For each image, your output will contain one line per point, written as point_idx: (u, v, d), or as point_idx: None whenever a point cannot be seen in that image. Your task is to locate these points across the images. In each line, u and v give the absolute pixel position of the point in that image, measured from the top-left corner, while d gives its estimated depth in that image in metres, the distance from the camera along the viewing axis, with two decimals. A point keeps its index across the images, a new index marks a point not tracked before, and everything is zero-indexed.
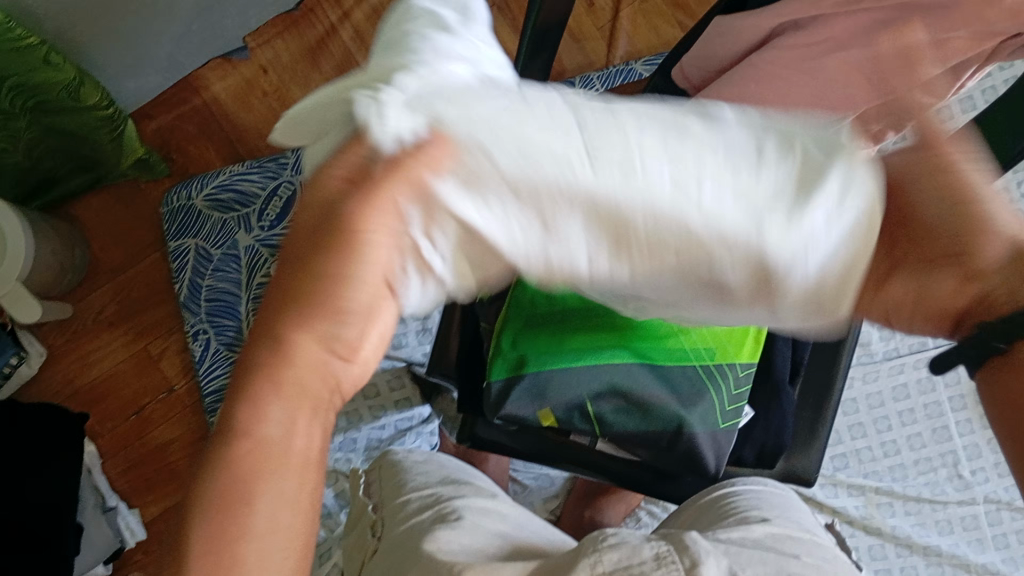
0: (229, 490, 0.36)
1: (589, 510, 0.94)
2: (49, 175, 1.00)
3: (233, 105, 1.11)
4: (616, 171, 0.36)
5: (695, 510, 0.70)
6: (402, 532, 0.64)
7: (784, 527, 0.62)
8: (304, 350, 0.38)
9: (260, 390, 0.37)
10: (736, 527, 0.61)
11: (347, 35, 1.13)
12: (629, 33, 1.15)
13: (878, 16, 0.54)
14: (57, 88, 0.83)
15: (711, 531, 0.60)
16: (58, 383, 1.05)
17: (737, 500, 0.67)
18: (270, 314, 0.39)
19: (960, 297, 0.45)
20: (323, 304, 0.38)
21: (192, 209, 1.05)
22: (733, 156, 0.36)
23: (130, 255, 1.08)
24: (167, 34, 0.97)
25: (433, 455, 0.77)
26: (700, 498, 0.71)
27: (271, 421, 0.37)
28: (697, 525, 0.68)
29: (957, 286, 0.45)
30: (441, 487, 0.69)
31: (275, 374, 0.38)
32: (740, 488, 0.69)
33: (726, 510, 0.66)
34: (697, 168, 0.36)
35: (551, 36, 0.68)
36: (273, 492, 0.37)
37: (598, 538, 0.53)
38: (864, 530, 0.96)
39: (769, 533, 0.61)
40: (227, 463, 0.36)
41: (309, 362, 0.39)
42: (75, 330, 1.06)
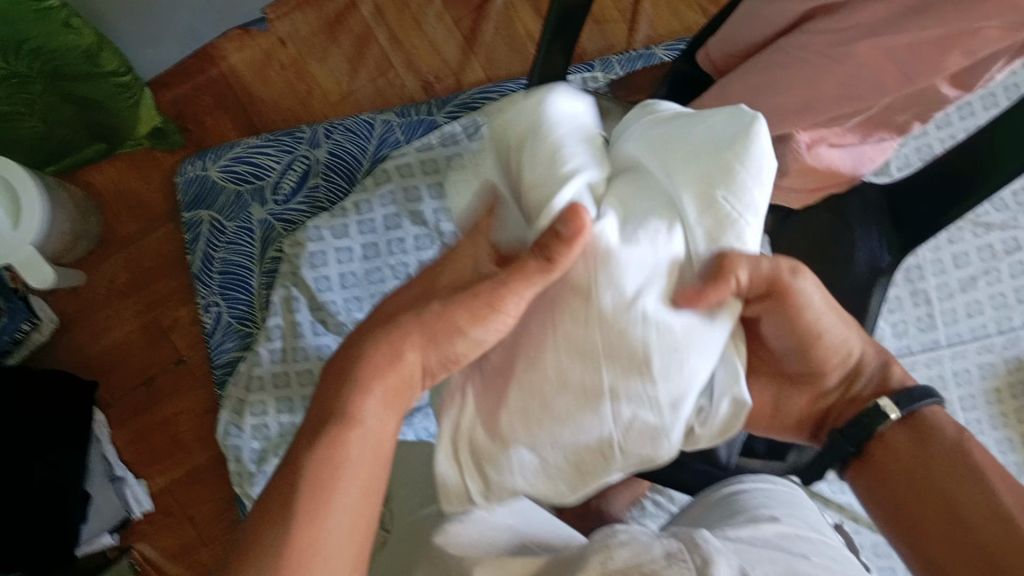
0: (322, 532, 0.41)
1: (595, 498, 0.93)
2: (65, 142, 1.00)
3: (249, 78, 1.11)
4: (608, 442, 0.45)
5: (705, 507, 0.70)
6: (416, 518, 0.64)
7: (794, 527, 0.62)
8: (410, 362, 0.45)
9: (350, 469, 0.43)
10: (746, 526, 0.61)
11: (367, 11, 1.12)
12: (650, 17, 1.14)
13: (909, 2, 0.52)
14: (76, 54, 0.83)
15: (720, 530, 0.60)
16: (69, 351, 1.05)
17: (746, 499, 0.67)
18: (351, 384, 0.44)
19: (810, 407, 0.58)
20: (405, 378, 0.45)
21: (207, 180, 1.05)
22: (645, 398, 0.44)
23: (143, 225, 1.08)
24: (187, 2, 0.97)
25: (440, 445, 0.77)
26: (709, 495, 0.71)
27: (349, 489, 0.42)
28: (707, 523, 0.67)
29: (809, 398, 0.57)
30: None
31: (358, 435, 0.43)
32: (749, 485, 0.68)
33: (736, 509, 0.66)
34: (630, 407, 0.44)
35: (574, 15, 0.67)
36: (346, 507, 0.42)
37: (608, 535, 0.53)
38: (870, 527, 0.95)
39: (779, 532, 0.60)
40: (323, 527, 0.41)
41: (375, 427, 0.44)
42: (86, 298, 1.06)
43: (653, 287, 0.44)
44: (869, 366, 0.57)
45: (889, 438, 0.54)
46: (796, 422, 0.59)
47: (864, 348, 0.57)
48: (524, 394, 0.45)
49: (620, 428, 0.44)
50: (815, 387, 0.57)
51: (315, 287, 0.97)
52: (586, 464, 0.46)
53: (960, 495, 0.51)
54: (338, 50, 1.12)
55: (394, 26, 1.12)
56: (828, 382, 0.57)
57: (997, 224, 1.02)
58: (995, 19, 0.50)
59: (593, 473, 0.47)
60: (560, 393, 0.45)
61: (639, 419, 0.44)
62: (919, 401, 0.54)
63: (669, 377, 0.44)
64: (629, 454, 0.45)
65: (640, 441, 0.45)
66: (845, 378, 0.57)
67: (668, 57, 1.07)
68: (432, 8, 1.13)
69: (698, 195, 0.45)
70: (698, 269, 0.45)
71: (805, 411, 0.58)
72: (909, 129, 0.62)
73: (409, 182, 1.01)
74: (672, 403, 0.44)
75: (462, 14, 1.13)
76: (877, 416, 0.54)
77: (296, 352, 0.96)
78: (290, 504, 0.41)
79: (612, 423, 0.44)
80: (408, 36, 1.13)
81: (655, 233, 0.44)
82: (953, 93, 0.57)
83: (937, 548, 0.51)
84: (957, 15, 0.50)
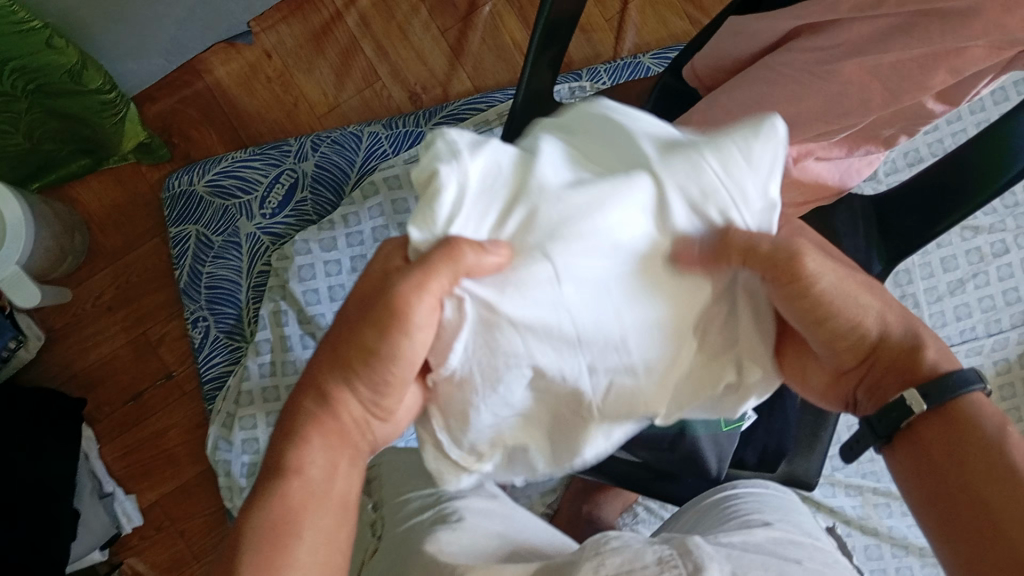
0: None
1: (587, 505, 0.93)
2: (49, 157, 0.99)
3: (236, 90, 1.10)
4: (590, 404, 0.46)
5: (697, 512, 0.70)
6: (406, 530, 0.64)
7: (786, 532, 0.62)
8: (346, 409, 0.45)
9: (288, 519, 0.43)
10: (739, 532, 0.61)
11: (352, 22, 1.11)
12: (637, 24, 1.14)
13: (894, 21, 0.53)
14: (59, 71, 0.82)
15: (713, 535, 0.60)
16: (57, 368, 1.05)
17: (739, 504, 0.66)
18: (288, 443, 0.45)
19: (835, 380, 0.50)
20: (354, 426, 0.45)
21: (194, 194, 1.04)
22: (621, 357, 0.44)
23: (130, 239, 1.07)
24: (171, 17, 0.96)
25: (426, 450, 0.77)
26: (702, 501, 0.71)
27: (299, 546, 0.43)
28: (699, 528, 0.67)
29: (832, 373, 0.50)
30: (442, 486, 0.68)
31: (302, 485, 0.44)
32: (742, 491, 0.68)
33: (728, 514, 0.65)
34: (608, 371, 0.45)
35: (561, 31, 0.67)
36: (314, 537, 0.44)
37: (599, 541, 0.53)
38: (861, 530, 0.96)
39: (771, 537, 0.60)
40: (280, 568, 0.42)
41: (316, 477, 0.45)
42: (73, 314, 1.05)
43: (612, 272, 0.43)
44: (895, 338, 0.48)
45: (923, 428, 0.47)
46: (822, 392, 0.51)
47: (887, 322, 0.48)
48: (509, 375, 0.44)
49: (601, 393, 0.45)
50: (836, 364, 0.49)
51: (304, 301, 0.96)
52: (572, 419, 0.47)
53: (1003, 497, 0.43)
54: (325, 61, 1.11)
55: (380, 37, 1.12)
56: (848, 357, 0.48)
57: (984, 228, 1.02)
58: (982, 39, 0.50)
59: (581, 430, 0.47)
60: (553, 370, 0.44)
61: (616, 382, 0.45)
62: (956, 389, 0.45)
63: (660, 342, 0.44)
64: (612, 413, 0.46)
65: (623, 395, 0.46)
66: (870, 355, 0.48)
67: (655, 65, 1.07)
68: (419, 18, 1.13)
69: (671, 165, 0.43)
70: (680, 244, 0.43)
71: (830, 385, 0.50)
72: (896, 142, 0.63)
73: (397, 194, 1.00)
74: (647, 366, 0.45)
75: (449, 23, 1.13)
76: (899, 412, 0.46)
77: (285, 366, 0.95)
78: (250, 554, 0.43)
79: (597, 385, 0.45)
80: (395, 46, 1.12)
81: (612, 198, 0.42)
82: (940, 109, 0.57)
83: (969, 555, 0.43)
84: (943, 34, 0.51)
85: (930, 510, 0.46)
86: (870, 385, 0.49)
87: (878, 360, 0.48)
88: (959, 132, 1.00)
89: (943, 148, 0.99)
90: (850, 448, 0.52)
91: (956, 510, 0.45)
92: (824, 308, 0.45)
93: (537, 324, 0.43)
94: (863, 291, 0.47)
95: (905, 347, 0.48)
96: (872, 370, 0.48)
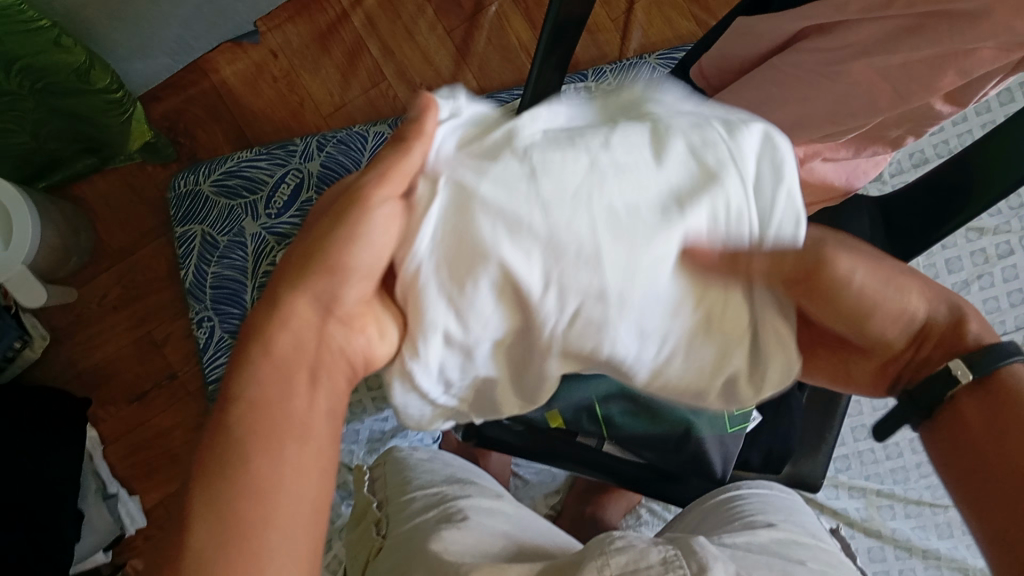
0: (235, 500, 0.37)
1: (591, 506, 0.93)
2: (55, 156, 0.99)
3: (242, 90, 1.10)
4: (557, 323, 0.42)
5: (701, 513, 0.69)
6: (406, 529, 0.64)
7: (790, 533, 0.62)
8: (311, 328, 0.42)
9: (252, 427, 0.39)
10: (742, 532, 0.60)
11: (358, 21, 1.11)
12: (643, 25, 1.14)
13: (901, 23, 0.52)
14: (66, 70, 0.82)
15: (717, 536, 0.60)
16: (62, 367, 1.05)
17: (743, 504, 0.66)
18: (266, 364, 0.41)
19: (879, 369, 0.51)
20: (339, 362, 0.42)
21: (200, 193, 1.04)
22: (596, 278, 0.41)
23: (135, 239, 1.07)
24: (177, 16, 0.96)
25: (435, 452, 0.77)
26: (707, 501, 0.70)
27: (265, 460, 0.38)
28: (703, 528, 0.67)
29: (877, 360, 0.50)
30: (446, 487, 0.68)
31: (277, 408, 0.40)
32: (747, 491, 0.68)
33: (732, 514, 0.65)
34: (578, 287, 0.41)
35: (569, 32, 0.67)
36: (280, 463, 0.39)
37: (605, 540, 0.53)
38: (865, 532, 0.95)
39: (776, 538, 0.60)
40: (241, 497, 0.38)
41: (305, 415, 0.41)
42: (78, 313, 1.05)
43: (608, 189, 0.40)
44: (941, 323, 0.48)
45: (966, 403, 0.46)
46: (868, 380, 0.52)
47: (931, 307, 0.48)
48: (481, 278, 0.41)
49: (567, 318, 0.42)
50: (878, 351, 0.49)
51: None
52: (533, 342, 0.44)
53: None
54: (330, 61, 1.11)
55: (385, 37, 1.12)
56: (895, 342, 0.48)
57: (990, 230, 1.02)
58: (990, 40, 0.49)
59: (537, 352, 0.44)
60: (520, 268, 0.40)
61: (584, 309, 0.41)
62: (1001, 360, 0.45)
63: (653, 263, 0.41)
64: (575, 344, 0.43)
65: (592, 320, 0.42)
66: (916, 333, 0.48)
67: (661, 66, 1.07)
68: (424, 18, 1.13)
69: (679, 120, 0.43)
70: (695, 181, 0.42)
71: (873, 373, 0.51)
72: (903, 144, 0.62)
73: None
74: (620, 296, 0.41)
75: (454, 23, 1.13)
76: (944, 382, 0.46)
77: None
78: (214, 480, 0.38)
79: (564, 301, 0.41)
80: (401, 46, 1.12)
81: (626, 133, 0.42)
82: (946, 110, 0.57)
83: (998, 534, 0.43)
84: (950, 36, 0.50)
85: (967, 488, 0.45)
86: (913, 364, 0.49)
87: (924, 336, 0.48)
88: (965, 134, 0.99)
89: (949, 149, 0.99)
90: (882, 427, 0.51)
91: (992, 482, 0.44)
92: (855, 302, 0.45)
93: (506, 207, 0.40)
94: (900, 277, 0.47)
95: (950, 325, 0.48)
96: (918, 349, 0.48)
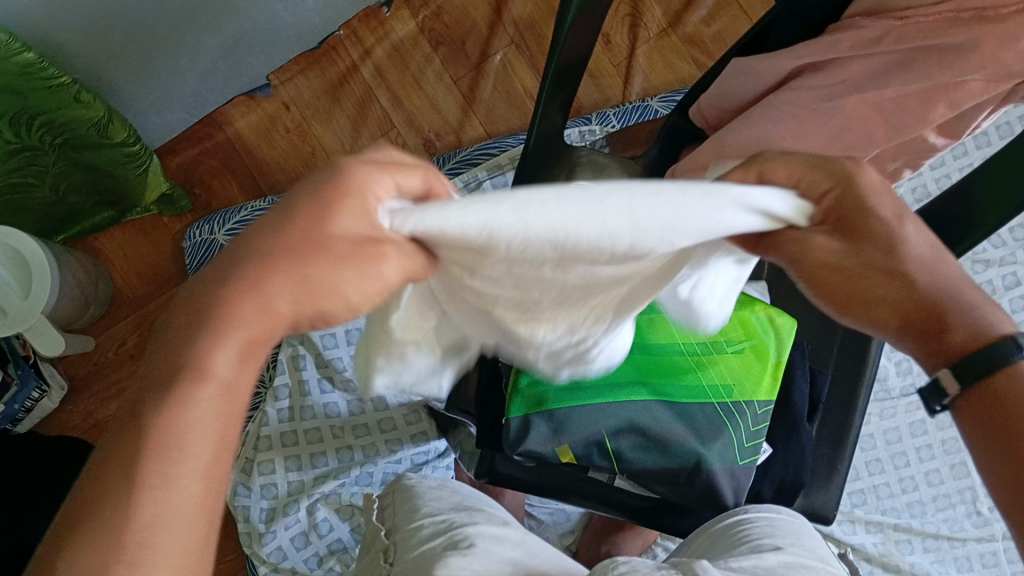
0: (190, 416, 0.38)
1: (605, 544, 0.93)
2: (75, 210, 1.02)
3: (255, 141, 1.13)
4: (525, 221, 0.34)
5: (707, 537, 0.69)
6: (412, 558, 0.65)
7: (796, 557, 0.62)
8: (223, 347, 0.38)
9: (198, 360, 0.38)
10: (748, 556, 0.60)
11: (367, 72, 1.15)
12: (644, 69, 1.17)
13: (892, 59, 0.55)
14: (86, 125, 0.85)
15: (723, 561, 0.60)
16: (78, 416, 1.06)
17: (749, 528, 0.65)
18: (245, 262, 0.38)
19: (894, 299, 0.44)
20: (320, 245, 0.37)
21: (213, 242, 1.05)
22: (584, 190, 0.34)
23: (151, 288, 1.09)
24: (193, 72, 1.00)
25: (445, 479, 0.77)
26: (710, 527, 0.70)
27: (226, 358, 0.38)
28: (709, 554, 0.66)
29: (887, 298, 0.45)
30: (453, 514, 0.69)
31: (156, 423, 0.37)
32: (752, 514, 0.67)
33: (738, 538, 0.65)
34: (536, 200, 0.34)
35: (570, 77, 0.69)
36: (183, 493, 0.37)
37: (609, 566, 0.54)
38: (884, 567, 0.94)
39: (784, 560, 0.61)
40: (191, 404, 0.38)
41: (227, 378, 0.39)
42: (96, 362, 1.07)
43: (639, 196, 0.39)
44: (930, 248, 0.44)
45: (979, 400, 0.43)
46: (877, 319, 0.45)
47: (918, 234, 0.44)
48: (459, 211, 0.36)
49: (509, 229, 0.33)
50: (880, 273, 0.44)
51: (322, 345, 1.03)
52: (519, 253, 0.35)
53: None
54: (342, 111, 1.14)
55: (394, 87, 1.15)
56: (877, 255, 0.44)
57: (996, 261, 1.03)
58: (979, 71, 0.52)
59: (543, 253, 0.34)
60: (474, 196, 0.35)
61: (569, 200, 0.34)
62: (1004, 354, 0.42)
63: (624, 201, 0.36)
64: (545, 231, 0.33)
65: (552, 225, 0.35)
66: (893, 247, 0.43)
67: (663, 107, 1.09)
68: (431, 68, 1.16)
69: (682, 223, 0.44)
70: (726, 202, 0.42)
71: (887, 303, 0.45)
72: (902, 175, 0.64)
73: None
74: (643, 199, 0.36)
75: (461, 73, 1.16)
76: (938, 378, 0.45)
77: (303, 411, 1.02)
78: (163, 388, 0.38)
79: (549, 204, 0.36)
80: (409, 95, 1.15)
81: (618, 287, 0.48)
82: (942, 141, 0.59)
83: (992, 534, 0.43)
84: (943, 69, 0.53)
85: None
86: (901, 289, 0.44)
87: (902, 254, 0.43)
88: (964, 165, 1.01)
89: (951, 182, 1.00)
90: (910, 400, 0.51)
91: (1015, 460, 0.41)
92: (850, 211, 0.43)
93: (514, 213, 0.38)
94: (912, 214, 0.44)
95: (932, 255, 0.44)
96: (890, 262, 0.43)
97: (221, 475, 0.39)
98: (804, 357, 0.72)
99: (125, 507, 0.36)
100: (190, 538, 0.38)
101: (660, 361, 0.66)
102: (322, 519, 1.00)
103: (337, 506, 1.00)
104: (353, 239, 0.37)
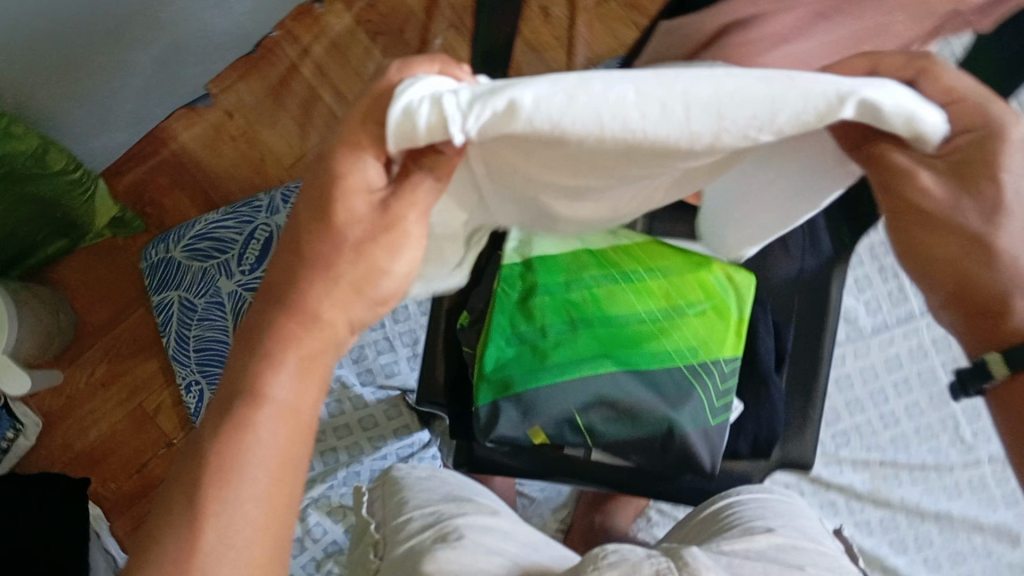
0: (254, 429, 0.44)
1: (598, 515, 0.93)
2: (27, 244, 1.00)
3: (201, 153, 1.11)
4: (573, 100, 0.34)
5: (700, 522, 0.70)
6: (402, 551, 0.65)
7: (788, 538, 0.62)
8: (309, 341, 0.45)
9: (280, 356, 0.45)
10: (741, 539, 0.61)
11: (308, 72, 1.13)
12: (587, 38, 1.16)
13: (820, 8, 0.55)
14: (23, 159, 0.84)
15: (714, 544, 0.60)
16: (58, 450, 1.05)
17: (739, 512, 0.66)
18: (304, 288, 0.45)
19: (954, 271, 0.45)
20: (345, 245, 0.43)
21: (171, 261, 1.05)
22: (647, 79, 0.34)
23: (114, 313, 1.08)
24: (129, 91, 0.98)
25: (430, 467, 0.78)
26: (703, 510, 0.70)
27: (282, 384, 0.45)
28: (701, 538, 0.67)
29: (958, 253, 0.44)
30: (442, 505, 0.69)
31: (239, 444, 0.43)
32: (743, 499, 0.68)
33: (730, 522, 0.65)
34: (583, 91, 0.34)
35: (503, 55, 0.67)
36: (253, 492, 0.43)
37: (597, 555, 0.54)
38: (873, 503, 0.96)
39: (774, 542, 0.61)
40: (248, 425, 0.44)
41: (287, 400, 0.45)
42: (68, 395, 1.06)
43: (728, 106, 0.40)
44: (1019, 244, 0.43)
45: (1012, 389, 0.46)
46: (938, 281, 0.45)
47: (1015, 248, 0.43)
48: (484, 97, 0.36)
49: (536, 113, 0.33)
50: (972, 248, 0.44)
51: None
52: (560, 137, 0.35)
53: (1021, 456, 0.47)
54: (286, 113, 1.13)
55: (338, 83, 1.13)
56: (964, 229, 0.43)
57: None
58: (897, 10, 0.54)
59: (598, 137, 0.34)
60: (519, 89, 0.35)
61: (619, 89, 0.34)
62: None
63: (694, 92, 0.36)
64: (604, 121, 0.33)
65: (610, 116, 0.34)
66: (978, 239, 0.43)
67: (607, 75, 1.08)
68: (373, 60, 1.14)
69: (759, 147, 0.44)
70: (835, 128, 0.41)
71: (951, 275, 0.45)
72: None
73: None
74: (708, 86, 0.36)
75: (401, 61, 1.14)
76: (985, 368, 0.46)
77: None
78: (225, 413, 0.44)
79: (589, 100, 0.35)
80: (353, 89, 1.13)
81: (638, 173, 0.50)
82: None
83: None
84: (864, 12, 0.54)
85: None
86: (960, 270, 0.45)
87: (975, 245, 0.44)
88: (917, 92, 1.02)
89: None
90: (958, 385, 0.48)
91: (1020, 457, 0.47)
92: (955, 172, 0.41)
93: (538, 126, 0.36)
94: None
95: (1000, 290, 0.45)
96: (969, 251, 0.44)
97: (291, 480, 0.45)
98: (768, 312, 0.72)
99: (201, 516, 0.42)
100: (267, 527, 0.44)
101: (621, 330, 0.65)
102: (315, 523, 0.99)
103: (327, 508, 1.00)
104: (369, 214, 0.43)
